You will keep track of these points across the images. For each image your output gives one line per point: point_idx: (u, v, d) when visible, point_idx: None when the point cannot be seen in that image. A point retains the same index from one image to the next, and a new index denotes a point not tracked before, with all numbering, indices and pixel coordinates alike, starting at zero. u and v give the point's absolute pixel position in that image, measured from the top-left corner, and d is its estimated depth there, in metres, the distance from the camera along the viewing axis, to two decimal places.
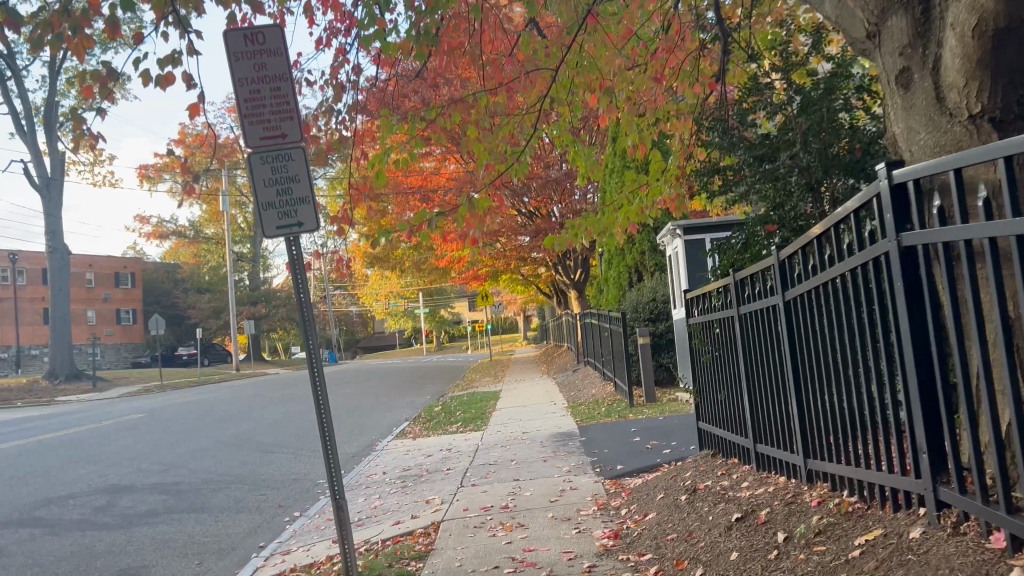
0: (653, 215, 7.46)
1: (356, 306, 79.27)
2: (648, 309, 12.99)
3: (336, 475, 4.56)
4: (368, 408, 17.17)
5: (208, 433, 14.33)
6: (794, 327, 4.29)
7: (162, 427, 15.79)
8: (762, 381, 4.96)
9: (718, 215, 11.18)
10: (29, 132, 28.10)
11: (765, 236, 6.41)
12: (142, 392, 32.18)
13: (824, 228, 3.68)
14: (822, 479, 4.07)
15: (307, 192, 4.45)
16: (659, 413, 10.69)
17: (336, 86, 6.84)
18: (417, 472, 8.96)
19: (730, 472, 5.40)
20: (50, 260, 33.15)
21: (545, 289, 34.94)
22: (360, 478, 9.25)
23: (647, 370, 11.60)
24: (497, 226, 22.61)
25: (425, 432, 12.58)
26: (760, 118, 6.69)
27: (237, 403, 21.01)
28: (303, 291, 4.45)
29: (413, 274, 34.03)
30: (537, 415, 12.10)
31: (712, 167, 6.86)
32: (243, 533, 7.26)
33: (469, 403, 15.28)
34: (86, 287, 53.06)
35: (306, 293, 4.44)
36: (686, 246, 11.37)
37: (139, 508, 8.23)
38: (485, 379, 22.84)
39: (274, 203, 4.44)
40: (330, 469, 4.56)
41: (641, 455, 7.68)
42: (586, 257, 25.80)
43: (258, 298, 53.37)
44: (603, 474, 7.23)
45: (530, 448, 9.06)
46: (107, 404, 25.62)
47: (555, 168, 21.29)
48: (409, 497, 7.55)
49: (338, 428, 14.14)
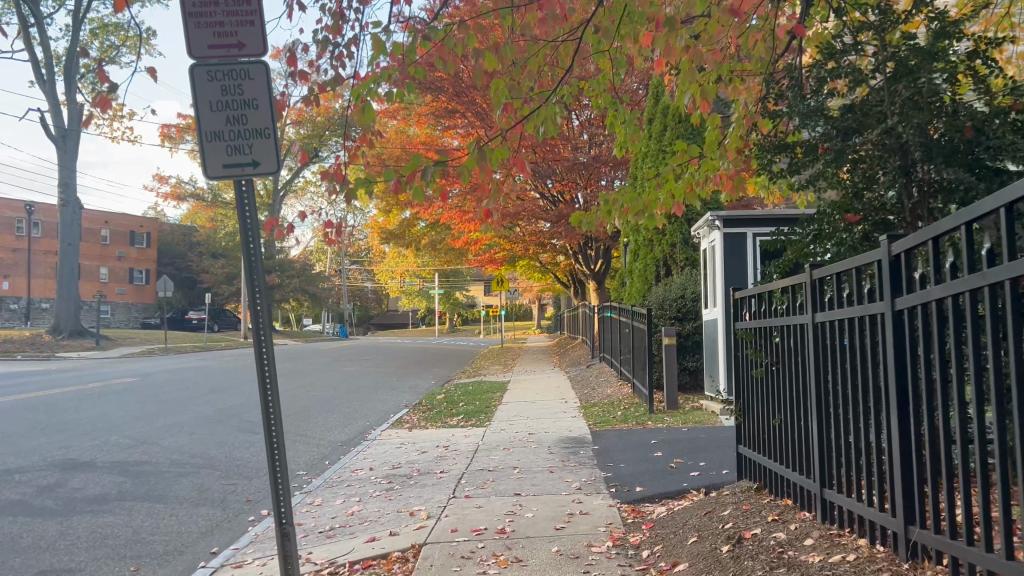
0: (702, 195, 6.39)
1: (371, 282, 78.59)
2: (675, 306, 11.87)
3: (284, 501, 3.54)
4: (368, 390, 16.21)
5: (193, 405, 13.39)
6: (906, 347, 3.20)
7: (148, 395, 14.90)
8: (839, 408, 3.89)
9: (764, 209, 10.05)
10: (49, 81, 27.20)
11: (843, 227, 5.33)
12: (144, 354, 31.48)
13: (988, 210, 2.56)
14: (935, 559, 3.04)
15: (266, 123, 3.40)
16: (682, 423, 9.58)
17: (336, 13, 5.75)
18: (406, 472, 7.91)
19: (784, 519, 4.34)
20: (62, 213, 32.40)
21: (562, 278, 33.85)
22: (343, 474, 8.24)
23: (671, 373, 10.49)
24: (519, 210, 21.55)
25: (424, 422, 11.56)
26: (838, 89, 5.55)
27: (234, 374, 20.11)
28: (253, 244, 3.38)
29: (428, 254, 33.06)
30: (546, 413, 11.06)
31: (774, 142, 5.71)
32: (197, 534, 6.24)
33: (474, 393, 14.27)
34: (100, 243, 52.49)
35: (256, 248, 3.36)
36: (725, 241, 10.25)
37: (88, 491, 7.25)
38: (494, 368, 21.83)
39: (222, 133, 3.40)
40: (279, 494, 3.54)
41: (665, 476, 6.61)
42: (608, 248, 24.68)
43: (272, 267, 52.72)
44: (619, 497, 6.16)
45: (536, 455, 8.02)
46: (105, 364, 24.87)
47: (583, 151, 20.22)
48: (392, 505, 6.50)
49: (331, 410, 13.17)
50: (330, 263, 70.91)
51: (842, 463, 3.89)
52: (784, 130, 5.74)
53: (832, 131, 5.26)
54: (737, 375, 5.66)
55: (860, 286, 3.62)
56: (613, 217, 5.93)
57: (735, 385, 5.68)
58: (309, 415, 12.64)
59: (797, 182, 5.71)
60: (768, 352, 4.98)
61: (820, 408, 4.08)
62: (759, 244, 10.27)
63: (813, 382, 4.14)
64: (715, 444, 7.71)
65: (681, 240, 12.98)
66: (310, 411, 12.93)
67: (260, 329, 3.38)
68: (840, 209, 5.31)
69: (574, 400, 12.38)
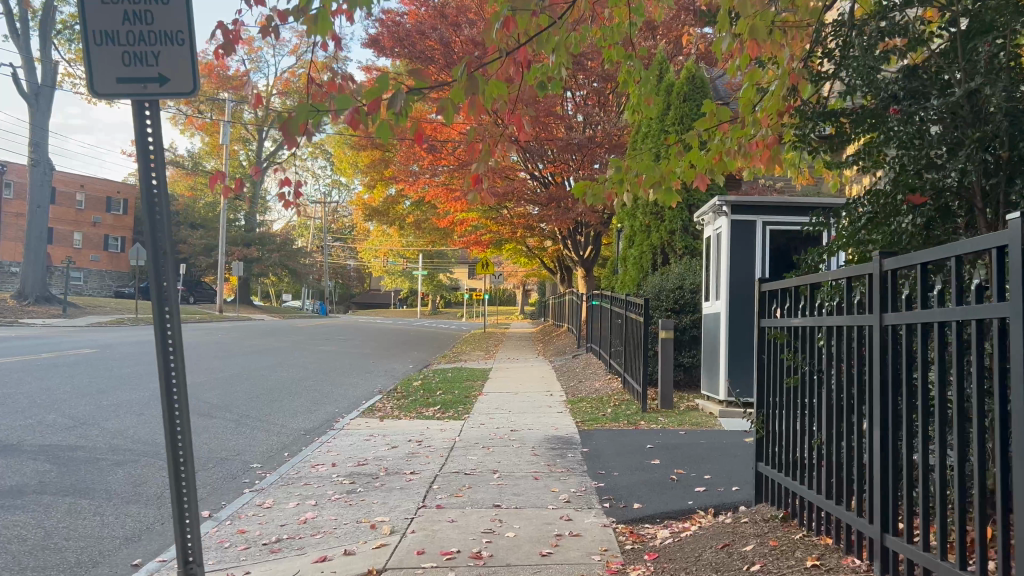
0: (736, 162, 5.55)
1: (354, 260, 77.40)
2: (672, 298, 11.03)
3: (190, 528, 2.79)
4: (341, 373, 15.33)
5: (149, 382, 12.46)
6: None
7: (104, 368, 13.94)
8: (911, 437, 3.04)
9: (777, 196, 9.25)
10: (21, 36, 25.90)
11: (902, 211, 4.28)
12: (111, 323, 30.34)
13: None
14: None
15: (180, 22, 2.51)
16: (678, 425, 8.77)
17: None
18: (372, 472, 7.05)
19: (828, 566, 3.53)
20: (32, 173, 31.04)
21: (549, 263, 33.02)
22: (301, 470, 7.39)
23: (666, 369, 9.66)
24: (507, 189, 20.58)
25: (396, 411, 10.71)
26: (899, 50, 4.62)
27: (201, 349, 19.14)
28: (158, 197, 2.77)
29: (413, 233, 32.08)
30: (530, 407, 10.26)
31: (815, 106, 4.84)
32: (120, 540, 5.37)
33: (452, 381, 13.42)
34: (75, 208, 50.96)
35: (161, 204, 2.76)
36: (733, 228, 9.42)
37: (5, 482, 6.36)
38: (475, 354, 20.91)
39: (116, 35, 2.51)
40: (184, 515, 2.78)
41: (664, 490, 5.79)
42: (599, 233, 23.78)
43: (251, 240, 51.42)
44: (614, 513, 5.33)
45: (518, 457, 7.19)
46: (68, 333, 23.74)
47: (578, 131, 19.32)
48: (351, 513, 5.65)
49: (298, 393, 12.27)
50: (312, 239, 69.52)
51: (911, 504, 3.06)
52: (826, 95, 4.91)
53: (899, 93, 4.31)
54: (760, 379, 4.81)
55: (959, 281, 2.70)
56: (624, 189, 5.25)
57: (759, 393, 4.82)
58: (273, 398, 11.72)
59: (831, 160, 4.93)
60: (807, 357, 4.11)
61: (882, 431, 3.21)
62: (770, 234, 9.44)
63: (876, 400, 3.27)
64: (720, 453, 6.89)
65: (681, 227, 12.15)
66: (274, 394, 12.03)
67: (162, 298, 2.73)
68: (903, 186, 4.21)
69: (559, 393, 11.54)
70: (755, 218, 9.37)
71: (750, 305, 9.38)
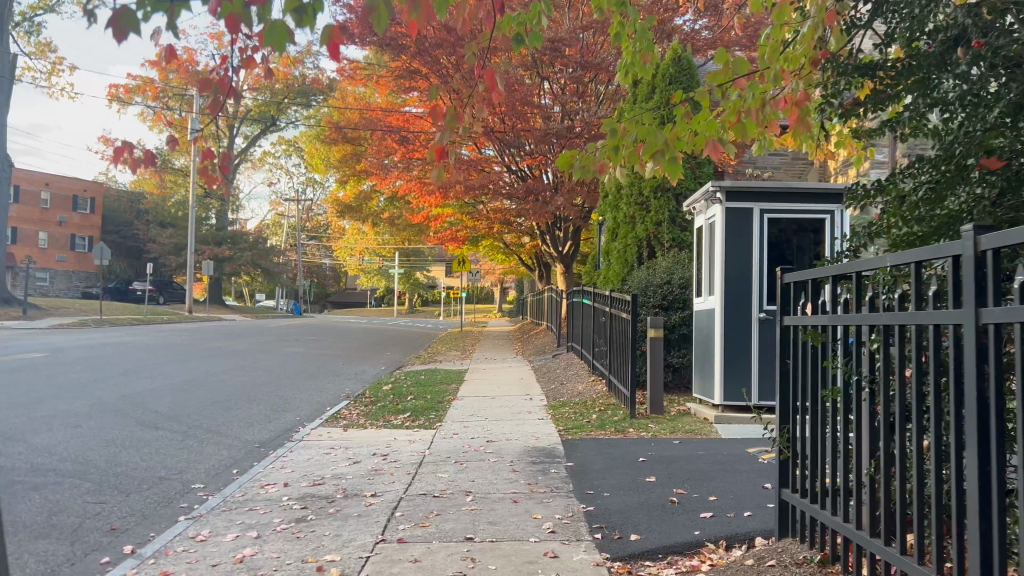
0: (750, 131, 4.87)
1: (329, 258, 76.35)
2: (660, 293, 10.24)
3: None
4: (308, 376, 14.42)
5: (95, 389, 11.48)
6: None
7: (47, 374, 12.90)
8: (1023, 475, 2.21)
9: (775, 181, 8.48)
10: None
11: (974, 179, 3.40)
12: (73, 325, 29.09)
13: None
14: None
15: None
16: (671, 434, 7.97)
17: None
18: (329, 494, 6.19)
19: None
20: None
21: (527, 259, 32.25)
22: (248, 491, 6.50)
23: (657, 370, 8.87)
24: (482, 182, 19.73)
25: (363, 419, 9.83)
26: None
27: (160, 352, 18.12)
28: None
29: (388, 230, 31.16)
30: (508, 413, 9.44)
31: (850, 59, 4.13)
32: None
33: (425, 384, 12.54)
34: (40, 207, 49.37)
35: None
36: (727, 215, 8.64)
37: None
38: (451, 354, 19.97)
39: None
40: None
41: (665, 516, 5.00)
42: (579, 228, 23.00)
43: (223, 239, 50.03)
44: (608, 546, 4.54)
45: (495, 475, 6.34)
46: (25, 336, 22.53)
47: (556, 119, 18.57)
48: (296, 551, 4.76)
49: (256, 400, 11.34)
50: (285, 237, 68.19)
51: (1001, 560, 2.33)
52: (861, 49, 4.19)
53: (970, 27, 3.57)
54: (784, 388, 4.05)
55: None
56: (619, 159, 4.63)
57: (783, 405, 4.05)
58: (228, 406, 10.77)
59: (864, 129, 4.20)
60: (855, 363, 3.31)
61: (979, 467, 2.40)
62: (766, 223, 8.66)
63: (968, 424, 2.46)
64: (724, 469, 6.10)
65: (668, 218, 11.39)
66: (231, 402, 11.10)
67: None
68: (977, 147, 3.35)
69: (540, 397, 10.71)
70: (750, 205, 8.61)
71: (750, 300, 8.60)
